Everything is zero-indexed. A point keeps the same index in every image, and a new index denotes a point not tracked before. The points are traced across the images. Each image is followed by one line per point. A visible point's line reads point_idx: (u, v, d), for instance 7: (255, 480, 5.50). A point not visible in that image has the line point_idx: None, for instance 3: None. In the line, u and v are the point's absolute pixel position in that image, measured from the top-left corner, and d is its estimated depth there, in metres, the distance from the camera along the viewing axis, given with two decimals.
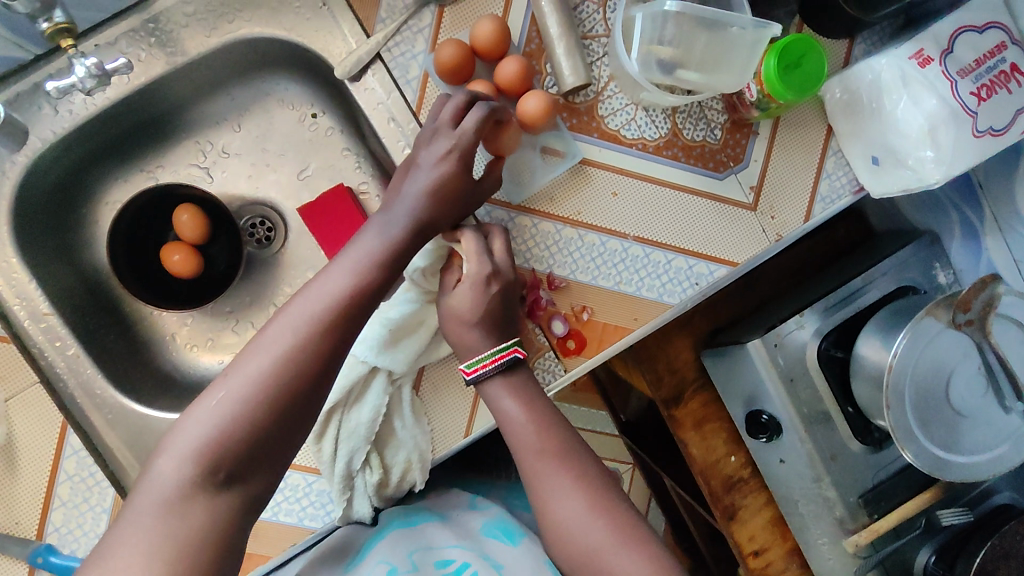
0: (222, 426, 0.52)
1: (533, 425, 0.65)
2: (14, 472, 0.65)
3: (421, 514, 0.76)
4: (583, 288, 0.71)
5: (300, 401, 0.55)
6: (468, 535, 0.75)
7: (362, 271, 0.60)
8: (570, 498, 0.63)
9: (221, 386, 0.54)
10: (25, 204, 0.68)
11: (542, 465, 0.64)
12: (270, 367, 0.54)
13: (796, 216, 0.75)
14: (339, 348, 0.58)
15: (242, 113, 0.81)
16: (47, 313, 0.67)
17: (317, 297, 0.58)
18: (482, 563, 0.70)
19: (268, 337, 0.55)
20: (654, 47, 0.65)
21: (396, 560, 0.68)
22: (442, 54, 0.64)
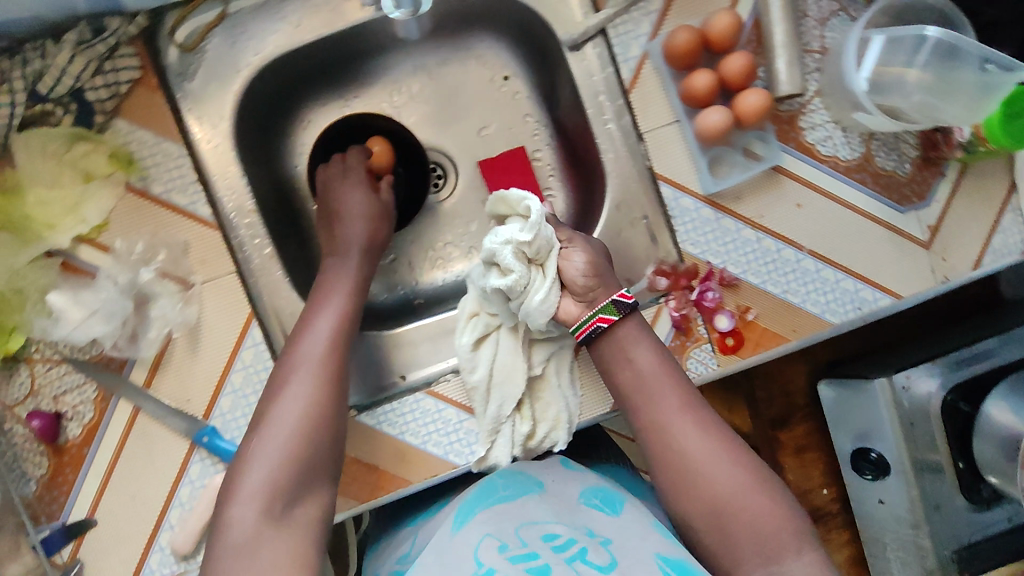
0: (280, 463, 0.58)
1: (668, 378, 0.67)
2: (196, 351, 0.69)
3: (517, 485, 0.69)
4: (752, 290, 0.73)
5: (336, 426, 0.63)
6: (566, 511, 0.67)
7: (337, 311, 0.68)
8: (704, 446, 0.64)
9: (256, 445, 0.60)
10: (246, 105, 0.72)
11: (674, 409, 0.66)
12: (304, 401, 0.61)
13: (966, 261, 0.74)
14: (342, 392, 0.64)
15: (440, 63, 0.83)
16: (250, 211, 0.71)
17: (314, 337, 0.65)
18: (589, 538, 0.62)
19: (291, 390, 0.62)
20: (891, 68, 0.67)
21: (504, 537, 0.60)
22: (676, 38, 0.66)
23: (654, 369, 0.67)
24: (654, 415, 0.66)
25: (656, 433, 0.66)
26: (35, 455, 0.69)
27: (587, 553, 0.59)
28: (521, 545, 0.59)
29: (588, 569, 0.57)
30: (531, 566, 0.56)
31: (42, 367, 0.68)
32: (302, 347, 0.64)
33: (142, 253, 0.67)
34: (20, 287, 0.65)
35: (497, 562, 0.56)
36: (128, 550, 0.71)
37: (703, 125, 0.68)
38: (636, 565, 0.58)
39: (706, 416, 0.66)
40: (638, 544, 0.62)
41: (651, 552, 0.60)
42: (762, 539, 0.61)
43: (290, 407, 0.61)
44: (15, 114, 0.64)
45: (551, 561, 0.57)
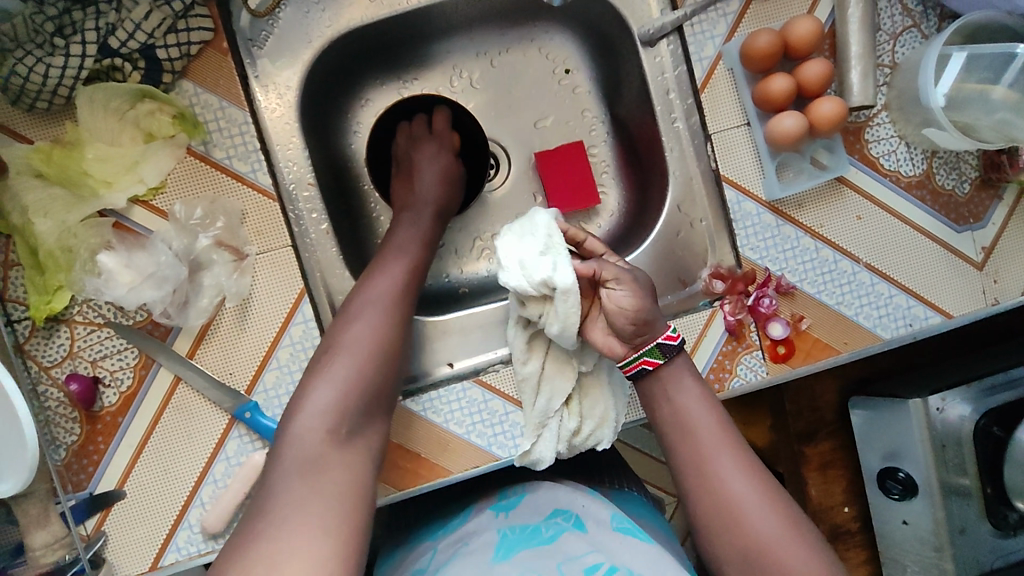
0: (348, 389, 0.58)
1: (711, 411, 0.64)
2: (244, 323, 0.67)
3: (557, 526, 0.66)
4: (807, 299, 0.72)
5: (398, 366, 0.62)
6: (606, 544, 0.62)
7: (410, 258, 0.69)
8: (744, 483, 0.60)
9: (323, 368, 0.58)
10: (313, 76, 0.72)
11: (715, 441, 0.62)
12: (375, 333, 0.61)
13: (1016, 285, 0.75)
14: (408, 334, 0.64)
15: (503, 51, 0.82)
16: (309, 184, 0.70)
17: (387, 278, 0.65)
18: (630, 572, 0.57)
19: (360, 320, 0.61)
20: (967, 87, 0.68)
21: (543, 572, 0.57)
22: (758, 40, 0.66)
23: (697, 404, 0.64)
24: (692, 444, 0.62)
25: (694, 466, 0.62)
26: (66, 422, 0.66)
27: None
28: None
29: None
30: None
31: (84, 330, 0.65)
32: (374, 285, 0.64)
33: (200, 218, 0.65)
34: (69, 246, 0.62)
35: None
36: (154, 527, 0.68)
37: (776, 128, 0.67)
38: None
39: (749, 453, 0.62)
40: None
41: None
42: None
43: (360, 337, 0.60)
44: (84, 67, 0.61)
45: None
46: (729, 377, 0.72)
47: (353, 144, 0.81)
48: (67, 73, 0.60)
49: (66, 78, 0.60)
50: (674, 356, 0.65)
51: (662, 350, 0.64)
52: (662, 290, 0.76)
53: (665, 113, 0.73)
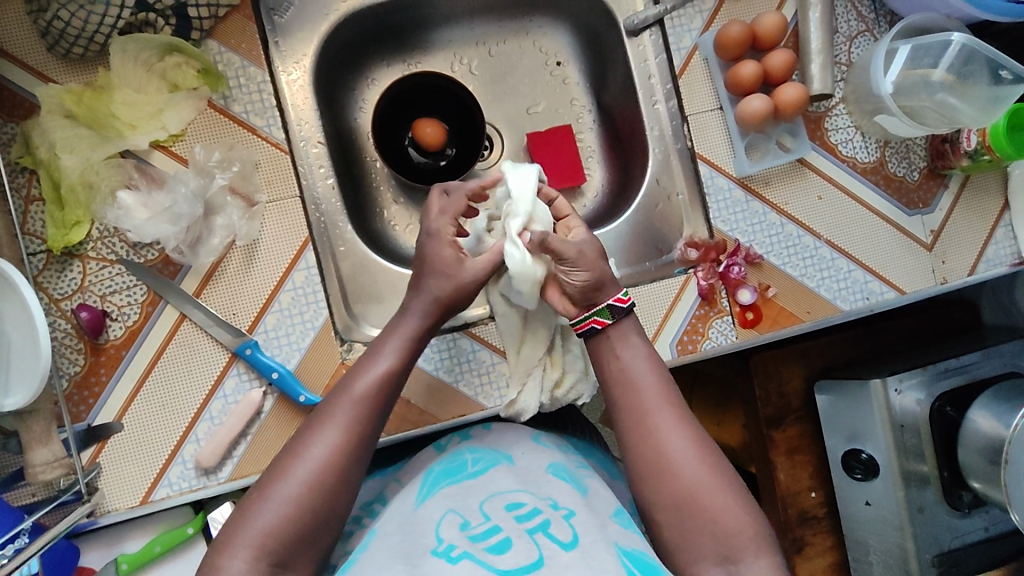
0: (284, 520, 0.53)
1: (652, 372, 0.66)
2: (251, 266, 0.70)
3: (486, 461, 0.67)
4: (773, 270, 0.78)
5: (353, 485, 0.57)
6: (533, 483, 0.64)
7: (389, 371, 0.62)
8: (680, 438, 0.62)
9: (275, 481, 0.55)
10: (326, 47, 0.79)
11: (655, 399, 0.64)
12: (325, 461, 0.56)
13: (962, 265, 0.82)
14: (371, 451, 0.59)
15: (500, 41, 0.90)
16: (318, 142, 0.77)
17: (357, 393, 0.60)
18: (552, 510, 0.59)
19: (325, 432, 0.57)
20: (913, 75, 0.77)
21: (467, 512, 0.59)
22: (730, 29, 0.74)
23: (644, 368, 0.66)
24: (635, 403, 0.64)
25: (637, 421, 0.64)
26: (70, 352, 0.67)
27: (549, 526, 0.56)
28: (484, 520, 0.58)
29: (548, 543, 0.54)
30: (490, 543, 0.55)
31: (96, 266, 0.68)
32: (354, 386, 0.60)
33: (218, 162, 0.70)
34: (91, 182, 0.67)
35: (457, 540, 0.56)
36: (147, 462, 0.68)
37: (745, 109, 0.75)
38: (597, 543, 0.55)
39: (687, 409, 0.65)
40: (598, 524, 0.58)
41: (609, 538, 0.56)
42: (722, 539, 0.58)
43: (309, 465, 0.56)
44: (121, 18, 0.66)
45: (512, 534, 0.56)
46: (701, 338, 0.77)
47: (356, 119, 0.86)
48: (106, 21, 0.66)
49: (104, 26, 0.66)
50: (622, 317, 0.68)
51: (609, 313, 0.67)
52: (642, 257, 0.83)
53: (646, 96, 0.81)
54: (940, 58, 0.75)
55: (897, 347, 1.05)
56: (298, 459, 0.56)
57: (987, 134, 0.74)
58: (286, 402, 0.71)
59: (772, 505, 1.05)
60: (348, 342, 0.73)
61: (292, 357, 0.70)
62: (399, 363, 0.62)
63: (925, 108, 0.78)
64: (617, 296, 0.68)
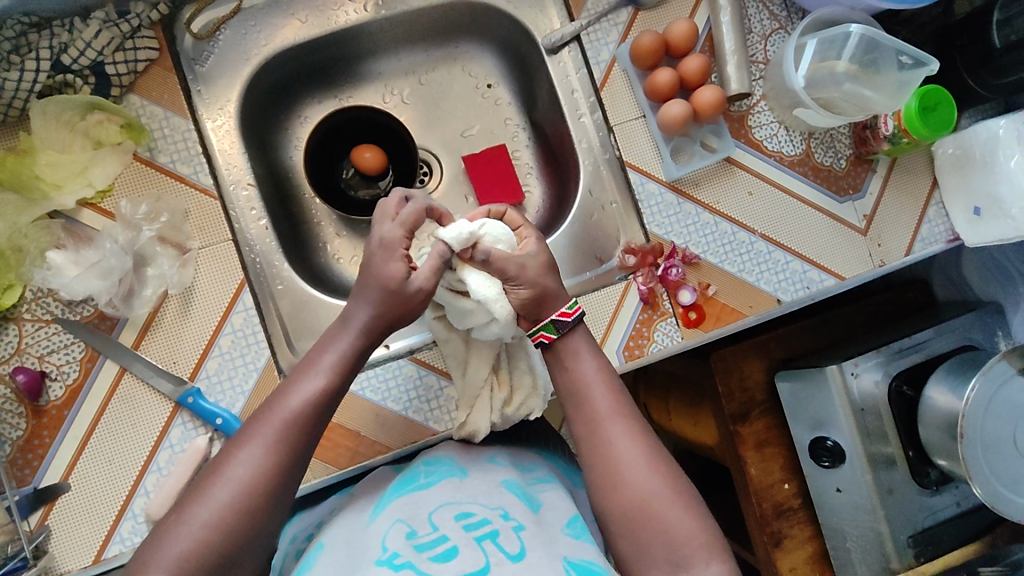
0: (201, 539, 0.53)
1: (604, 382, 0.66)
2: (187, 314, 0.70)
3: (439, 474, 0.67)
4: (710, 268, 0.79)
5: (278, 500, 0.57)
6: (484, 493, 0.64)
7: (321, 385, 0.61)
8: (632, 447, 0.62)
9: (195, 503, 0.55)
10: (251, 92, 0.80)
11: (607, 408, 0.64)
12: (247, 477, 0.56)
13: (898, 247, 0.83)
14: (299, 466, 0.59)
15: (429, 69, 0.91)
16: (248, 184, 0.78)
17: (282, 407, 0.59)
18: (503, 521, 0.59)
19: (248, 449, 0.57)
20: (823, 68, 0.79)
21: (415, 523, 0.59)
22: (642, 39, 0.76)
23: (586, 385, 0.66)
24: (586, 414, 0.65)
25: (583, 434, 0.64)
26: (12, 417, 0.67)
27: (498, 537, 0.56)
28: (432, 529, 0.57)
29: (496, 551, 0.55)
30: (436, 552, 0.54)
31: (32, 328, 0.68)
32: (282, 402, 0.59)
33: (146, 214, 0.70)
34: (19, 245, 0.67)
35: (402, 549, 0.55)
36: (96, 519, 0.67)
37: (666, 115, 0.77)
38: (544, 559, 0.55)
39: (639, 417, 0.65)
40: (547, 539, 0.58)
41: (559, 552, 0.57)
42: (674, 548, 0.58)
43: (231, 481, 0.55)
44: (37, 82, 0.68)
45: (460, 542, 0.55)
46: (647, 343, 0.78)
47: (291, 158, 0.88)
48: (22, 87, 0.67)
49: (21, 91, 0.67)
50: (568, 331, 0.67)
51: (554, 328, 0.67)
52: (582, 268, 0.83)
53: (572, 111, 0.83)
54: (843, 49, 0.78)
55: (854, 332, 1.06)
56: (220, 476, 0.56)
57: (902, 116, 0.76)
58: None
59: (747, 501, 1.05)
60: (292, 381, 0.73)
61: (236, 401, 0.70)
62: (333, 376, 0.62)
63: (837, 99, 0.81)
64: (562, 310, 0.67)
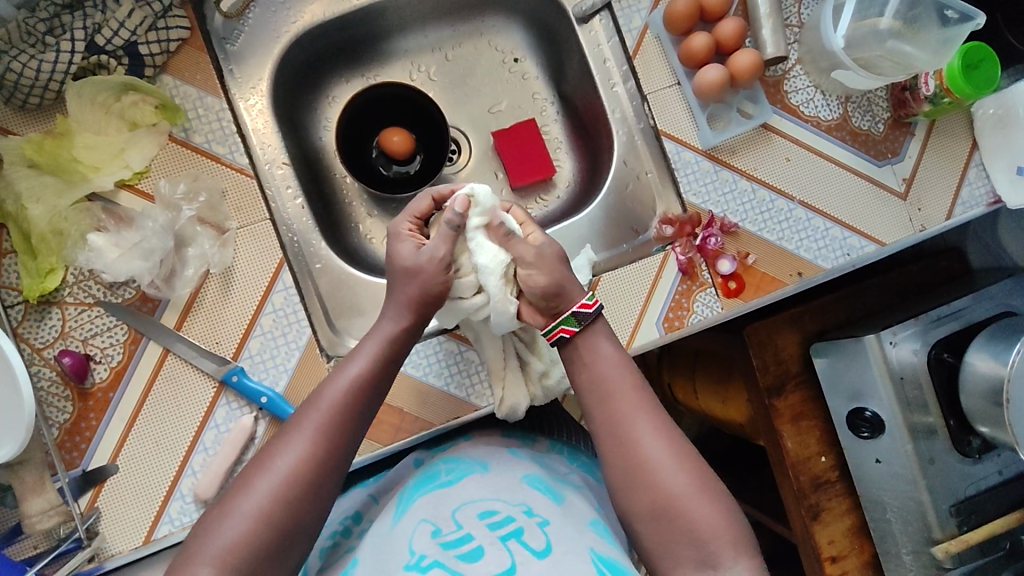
0: (249, 530, 0.54)
1: (620, 379, 0.64)
2: (228, 294, 0.70)
3: (460, 471, 0.69)
4: (750, 237, 0.78)
5: (322, 492, 0.57)
6: (506, 489, 0.65)
7: (362, 379, 0.62)
8: (664, 435, 0.61)
9: (239, 495, 0.55)
10: (281, 71, 0.80)
11: (625, 406, 0.63)
12: (291, 470, 0.56)
13: (939, 210, 0.82)
14: (344, 457, 0.60)
15: (455, 45, 0.91)
16: (283, 163, 0.78)
17: (325, 403, 0.60)
18: (527, 517, 0.60)
19: (292, 443, 0.57)
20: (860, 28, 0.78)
21: (439, 520, 0.60)
22: (676, 4, 0.75)
23: (618, 368, 0.65)
24: (607, 410, 0.63)
25: (613, 427, 0.63)
26: (58, 400, 0.67)
27: (523, 533, 0.57)
28: (456, 528, 0.59)
29: (521, 549, 0.55)
30: (463, 551, 0.55)
31: (74, 311, 0.68)
32: (324, 395, 0.60)
33: (184, 194, 0.70)
34: (61, 228, 0.67)
35: (429, 549, 0.56)
36: (145, 501, 0.67)
37: (701, 80, 0.76)
38: (570, 553, 0.56)
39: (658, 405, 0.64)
40: (574, 533, 0.59)
41: (585, 545, 0.58)
42: (700, 544, 0.57)
43: (275, 474, 0.56)
44: (72, 64, 0.68)
45: (484, 541, 0.56)
46: (687, 314, 0.77)
47: (321, 138, 0.87)
48: (57, 68, 0.67)
49: (57, 73, 0.67)
50: (591, 323, 0.66)
51: (575, 321, 0.65)
52: (618, 241, 0.83)
53: (604, 81, 0.82)
54: None
55: (890, 302, 1.04)
56: (264, 468, 0.57)
57: (944, 76, 0.75)
58: (279, 426, 0.70)
59: (784, 474, 1.03)
60: (334, 358, 0.73)
61: (280, 379, 0.70)
62: (374, 368, 0.63)
63: (877, 58, 0.79)
64: (583, 302, 0.65)
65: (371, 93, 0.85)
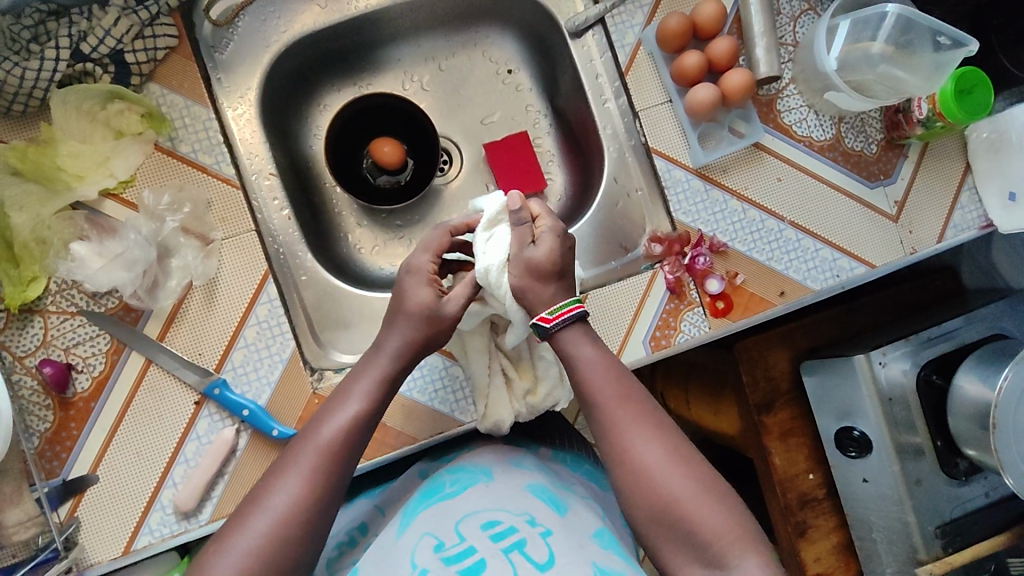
0: (249, 567, 0.54)
1: (602, 400, 0.63)
2: (212, 306, 0.70)
3: (464, 480, 0.69)
4: (739, 257, 0.77)
5: (318, 530, 0.58)
6: (510, 499, 0.65)
7: (353, 418, 0.62)
8: (654, 448, 0.61)
9: (238, 532, 0.56)
10: (270, 79, 0.79)
11: (618, 416, 0.62)
12: (284, 509, 0.57)
13: (930, 234, 0.81)
14: (337, 495, 0.60)
15: (448, 55, 0.90)
16: (270, 174, 0.78)
17: (316, 443, 0.60)
18: (529, 528, 0.60)
19: (286, 482, 0.58)
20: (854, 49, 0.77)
21: (442, 533, 0.60)
22: (669, 22, 0.75)
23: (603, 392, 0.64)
24: (599, 427, 0.63)
25: (608, 436, 0.62)
26: (39, 409, 0.67)
27: (525, 545, 0.58)
28: (459, 541, 0.59)
29: (524, 562, 0.56)
30: (464, 566, 0.56)
31: (57, 320, 0.68)
32: (316, 433, 0.61)
33: (169, 204, 0.70)
34: (44, 237, 0.66)
35: (431, 564, 0.57)
36: (125, 511, 0.67)
37: (693, 99, 0.75)
38: (573, 564, 0.56)
39: (658, 414, 0.63)
40: (575, 544, 0.59)
41: (587, 558, 0.58)
42: (704, 546, 0.57)
43: (269, 514, 0.57)
44: (57, 71, 0.67)
45: (486, 555, 0.57)
46: (674, 333, 0.77)
47: (312, 147, 0.87)
48: (42, 76, 0.66)
49: (41, 81, 0.66)
50: (553, 335, 0.64)
51: (538, 332, 0.65)
52: (608, 256, 0.82)
53: (596, 96, 0.81)
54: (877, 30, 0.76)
55: (881, 321, 1.03)
56: (259, 508, 0.57)
57: (937, 100, 0.75)
58: (261, 438, 0.70)
59: (771, 491, 1.03)
60: (318, 371, 0.73)
61: (262, 392, 0.69)
62: (365, 406, 0.63)
63: (870, 82, 0.78)
64: (543, 315, 0.63)
65: (358, 101, 0.84)
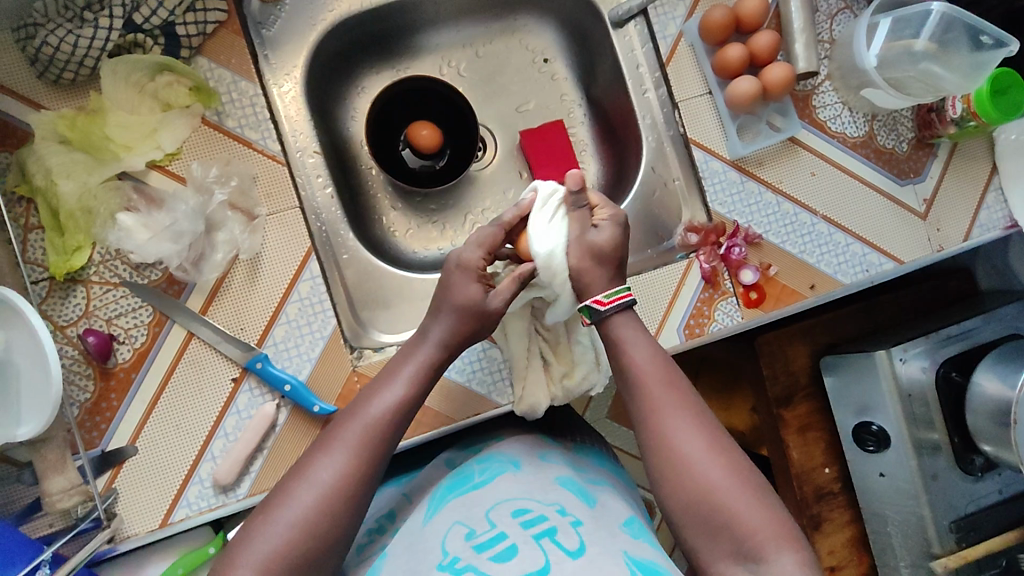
0: (290, 540, 0.54)
1: (644, 383, 0.63)
2: (255, 280, 0.70)
3: (493, 471, 0.70)
4: (772, 249, 0.79)
5: (360, 506, 0.57)
6: (540, 490, 0.65)
7: (400, 400, 0.62)
8: (692, 437, 0.60)
9: (277, 505, 0.55)
10: (314, 59, 0.79)
11: (659, 402, 0.62)
12: (329, 483, 0.56)
13: (957, 232, 0.83)
14: (381, 472, 0.60)
15: (486, 42, 0.91)
16: (314, 152, 0.78)
17: (359, 422, 0.60)
18: (560, 517, 0.60)
19: (330, 457, 0.58)
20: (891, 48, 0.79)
21: (473, 521, 0.60)
22: (714, 14, 0.76)
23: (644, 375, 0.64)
24: (639, 413, 0.63)
25: (648, 424, 0.62)
26: (80, 379, 0.67)
27: (557, 533, 0.57)
28: (490, 527, 0.58)
29: (555, 549, 0.54)
30: (497, 552, 0.55)
31: (100, 290, 0.67)
32: (361, 411, 0.61)
33: (215, 178, 0.70)
34: (90, 206, 0.66)
35: (462, 551, 0.56)
36: (162, 484, 0.67)
37: (734, 91, 0.76)
38: (604, 553, 0.55)
39: (697, 403, 0.63)
40: (607, 534, 0.59)
41: (619, 547, 0.57)
42: (740, 539, 0.55)
43: (312, 487, 0.56)
44: (109, 40, 0.67)
45: (518, 540, 0.56)
46: (708, 322, 0.78)
47: (350, 128, 0.87)
48: (94, 45, 0.66)
49: (93, 50, 0.66)
50: (604, 319, 0.66)
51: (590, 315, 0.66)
52: (642, 245, 0.83)
53: (636, 86, 0.82)
54: None
55: (899, 320, 1.05)
56: (300, 482, 0.56)
57: (971, 100, 0.76)
58: (301, 414, 0.70)
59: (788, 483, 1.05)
60: (358, 349, 0.73)
61: (303, 368, 0.70)
62: (411, 388, 0.63)
63: (909, 78, 0.81)
64: (597, 298, 0.66)
65: (398, 84, 0.85)
